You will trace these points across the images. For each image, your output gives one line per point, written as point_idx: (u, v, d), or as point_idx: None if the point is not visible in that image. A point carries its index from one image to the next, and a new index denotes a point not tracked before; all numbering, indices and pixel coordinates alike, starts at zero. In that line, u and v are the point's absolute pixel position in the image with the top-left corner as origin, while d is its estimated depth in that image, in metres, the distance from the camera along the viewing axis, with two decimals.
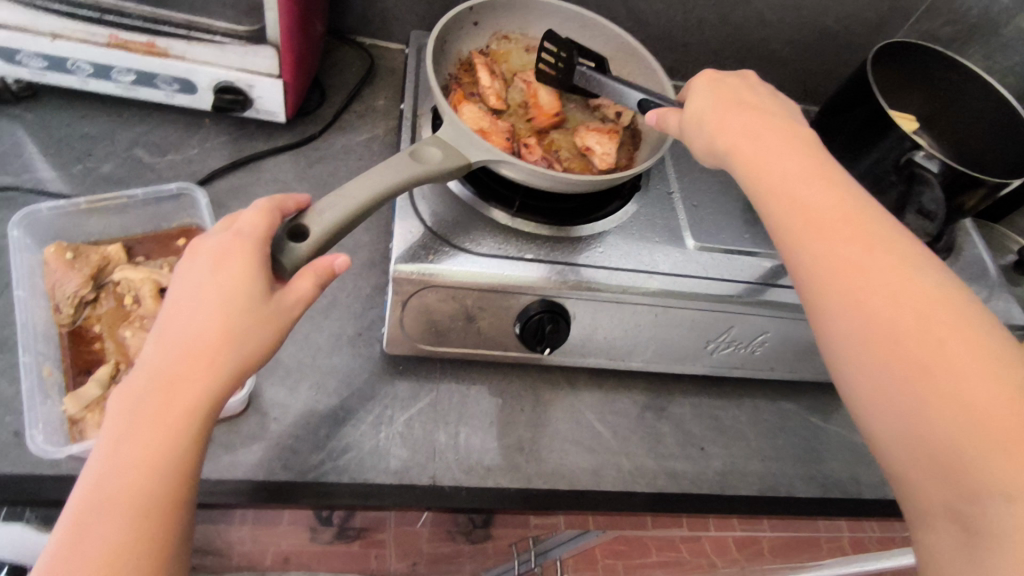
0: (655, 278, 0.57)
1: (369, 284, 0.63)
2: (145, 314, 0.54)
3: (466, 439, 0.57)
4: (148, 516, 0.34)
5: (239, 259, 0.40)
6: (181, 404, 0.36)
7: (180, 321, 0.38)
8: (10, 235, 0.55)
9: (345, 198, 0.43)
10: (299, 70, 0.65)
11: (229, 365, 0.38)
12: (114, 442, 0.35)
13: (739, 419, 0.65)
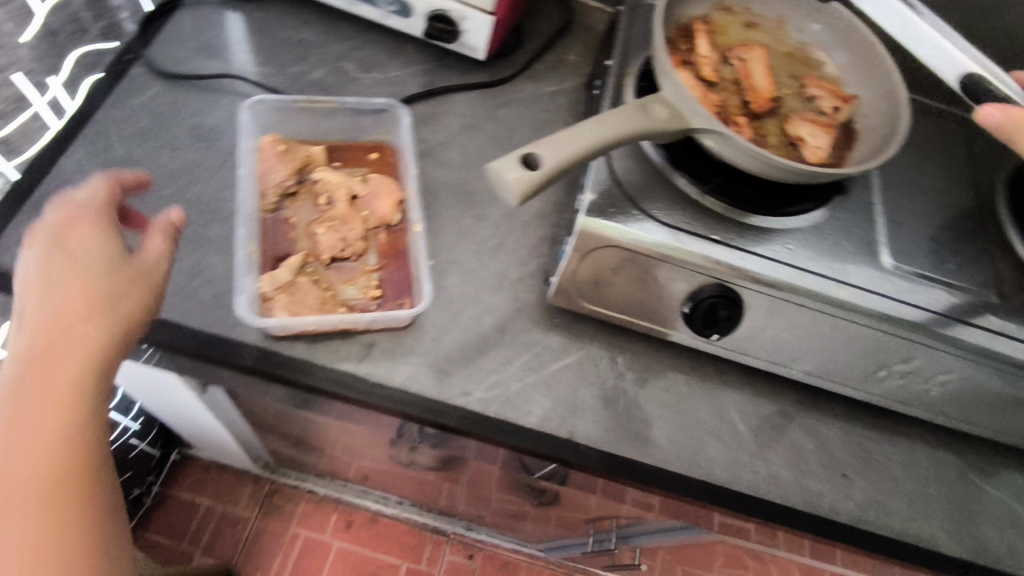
0: (844, 288, 0.54)
1: (537, 232, 0.63)
2: (335, 217, 0.59)
3: (607, 405, 0.57)
4: (55, 489, 0.42)
5: (101, 289, 0.44)
6: (59, 380, 0.42)
7: (56, 339, 0.43)
8: (240, 117, 0.61)
9: (577, 136, 0.43)
10: (510, 9, 0.65)
11: (98, 341, 0.44)
12: (18, 419, 0.42)
13: (890, 455, 0.60)
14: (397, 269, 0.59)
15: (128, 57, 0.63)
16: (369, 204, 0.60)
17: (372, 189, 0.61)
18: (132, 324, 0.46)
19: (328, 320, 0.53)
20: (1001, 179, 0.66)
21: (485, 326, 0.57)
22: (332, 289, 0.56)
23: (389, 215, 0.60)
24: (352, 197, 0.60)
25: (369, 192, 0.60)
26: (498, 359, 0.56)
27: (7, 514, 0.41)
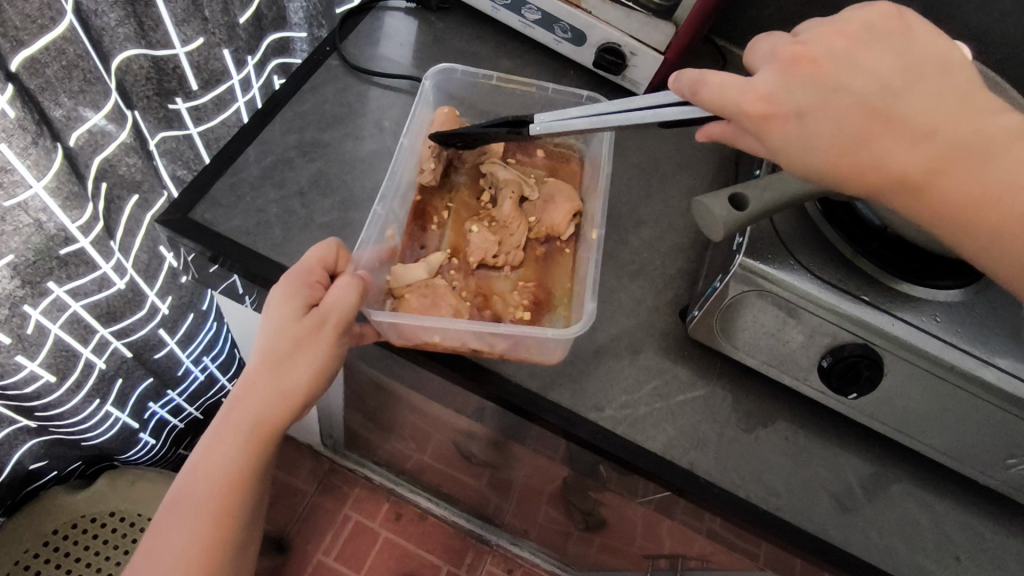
0: (989, 369, 0.53)
1: (675, 266, 0.66)
2: (501, 218, 0.62)
3: (729, 442, 0.58)
4: (249, 460, 0.50)
5: (311, 333, 0.48)
6: (273, 386, 0.48)
7: (272, 359, 0.48)
8: (426, 81, 0.65)
9: (780, 183, 0.49)
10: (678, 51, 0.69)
11: (297, 368, 0.49)
12: (236, 409, 0.49)
13: (1006, 545, 0.59)
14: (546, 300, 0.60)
15: (325, 49, 0.69)
16: (543, 211, 0.63)
17: (553, 192, 0.64)
18: (307, 384, 0.49)
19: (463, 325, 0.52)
20: None
21: (621, 345, 0.60)
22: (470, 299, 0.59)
23: (561, 226, 0.62)
24: (520, 199, 0.64)
25: (543, 196, 0.64)
26: (630, 380, 0.59)
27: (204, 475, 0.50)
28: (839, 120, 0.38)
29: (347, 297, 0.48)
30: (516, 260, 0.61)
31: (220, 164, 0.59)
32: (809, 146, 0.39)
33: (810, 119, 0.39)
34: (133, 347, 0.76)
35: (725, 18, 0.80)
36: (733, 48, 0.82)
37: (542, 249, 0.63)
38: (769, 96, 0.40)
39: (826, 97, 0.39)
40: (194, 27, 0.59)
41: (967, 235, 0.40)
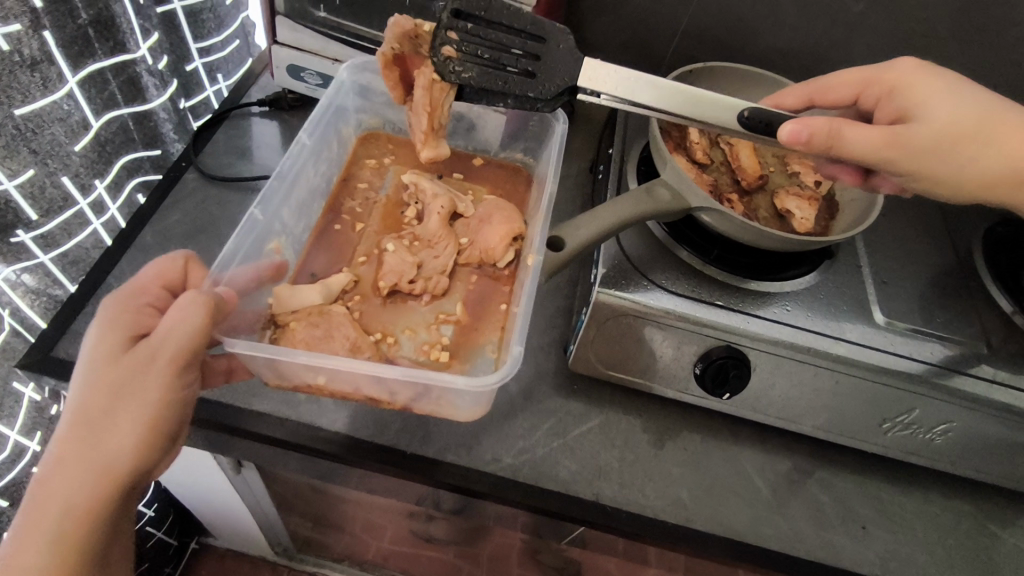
0: (842, 344, 0.58)
1: (554, 306, 0.69)
2: (426, 237, 0.67)
3: (630, 464, 0.60)
4: (68, 543, 0.42)
5: (136, 369, 0.43)
6: (95, 444, 0.42)
7: (89, 408, 0.43)
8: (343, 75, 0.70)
9: (594, 219, 0.53)
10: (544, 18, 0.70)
11: (122, 413, 0.43)
12: (44, 480, 0.42)
13: (906, 506, 0.63)
14: (470, 331, 0.62)
15: (181, 164, 0.71)
16: (478, 233, 0.67)
17: (489, 216, 0.68)
18: (137, 434, 0.43)
19: (326, 364, 0.49)
20: (976, 242, 0.73)
21: (511, 394, 0.62)
22: (366, 322, 0.62)
23: (497, 253, 0.65)
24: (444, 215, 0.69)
25: (481, 217, 0.68)
26: (525, 425, 0.60)
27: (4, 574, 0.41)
28: (963, 102, 0.54)
29: (184, 320, 0.45)
30: (435, 287, 0.64)
31: (82, 295, 0.59)
32: (933, 109, 0.54)
33: (938, 96, 0.55)
34: (8, 496, 0.75)
35: None
36: None
37: (476, 275, 0.67)
38: (901, 80, 0.57)
39: (941, 87, 0.56)
40: (21, 159, 0.63)
41: None
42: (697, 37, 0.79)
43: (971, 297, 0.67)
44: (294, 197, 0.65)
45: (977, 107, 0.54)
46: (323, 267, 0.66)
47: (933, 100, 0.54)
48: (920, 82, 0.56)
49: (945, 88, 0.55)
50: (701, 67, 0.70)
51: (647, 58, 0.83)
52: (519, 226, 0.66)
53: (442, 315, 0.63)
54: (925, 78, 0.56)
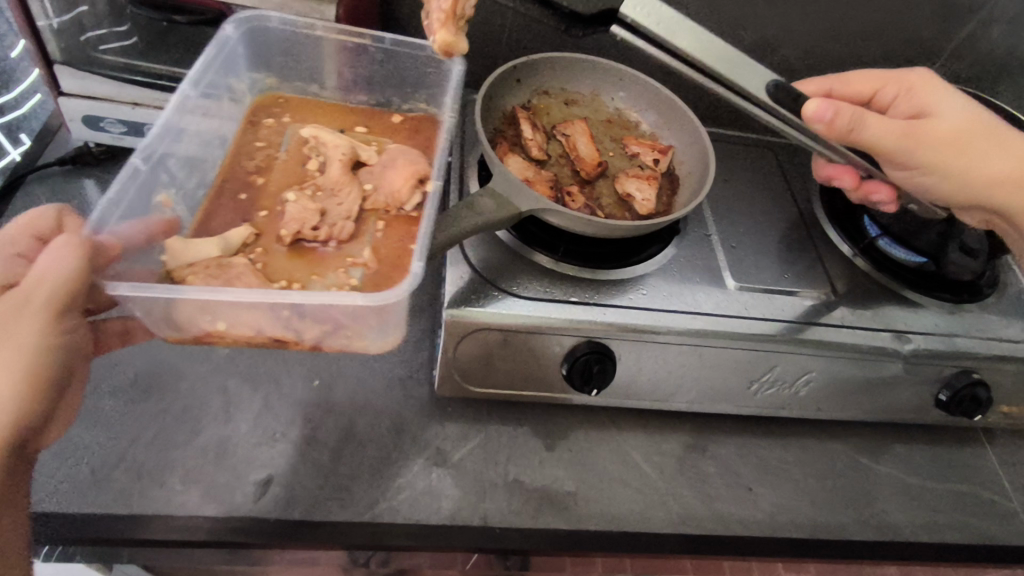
0: (697, 318, 0.59)
1: (418, 328, 0.66)
2: (322, 185, 0.60)
3: (515, 477, 0.58)
4: None
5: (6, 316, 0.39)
6: None
7: None
8: (232, 26, 0.61)
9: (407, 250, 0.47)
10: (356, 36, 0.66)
11: None
12: None
13: (786, 459, 0.66)
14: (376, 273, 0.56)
15: None
16: (380, 179, 0.61)
17: (393, 159, 0.62)
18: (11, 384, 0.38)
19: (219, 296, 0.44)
20: (813, 192, 0.77)
21: (383, 433, 0.58)
22: (273, 274, 0.55)
23: (403, 194, 0.60)
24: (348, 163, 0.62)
25: (382, 163, 0.62)
26: (401, 462, 0.57)
27: None
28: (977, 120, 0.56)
29: (57, 262, 0.40)
30: (342, 232, 0.58)
31: None
32: (955, 119, 0.57)
33: (964, 110, 0.57)
34: None
35: None
36: None
37: (384, 225, 0.60)
38: (930, 86, 0.59)
39: (959, 101, 0.58)
40: None
41: None
42: (525, 28, 0.77)
43: (813, 242, 0.71)
44: (183, 149, 0.58)
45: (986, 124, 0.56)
46: (222, 226, 0.58)
47: (957, 117, 0.57)
48: (949, 96, 0.59)
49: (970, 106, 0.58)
50: (524, 60, 0.66)
51: (481, 57, 0.80)
52: (425, 166, 0.61)
53: (349, 260, 0.57)
54: (947, 93, 0.59)
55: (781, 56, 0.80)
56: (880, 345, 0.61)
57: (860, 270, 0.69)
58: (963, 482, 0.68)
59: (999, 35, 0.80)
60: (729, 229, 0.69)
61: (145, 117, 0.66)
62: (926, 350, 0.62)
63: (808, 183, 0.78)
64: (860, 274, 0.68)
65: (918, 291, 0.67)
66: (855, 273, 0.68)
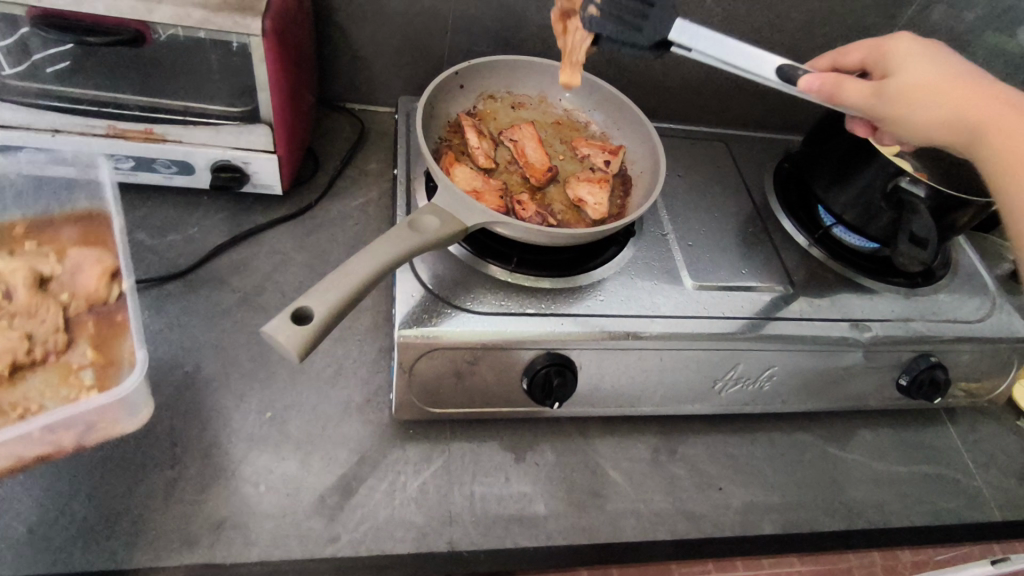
0: (657, 322, 0.58)
1: (374, 348, 0.64)
2: (17, 312, 0.51)
3: (482, 496, 0.57)
4: None
5: None
6: None
7: None
8: None
9: (347, 277, 0.45)
10: (288, 53, 0.61)
11: None
12: None
13: (754, 455, 0.65)
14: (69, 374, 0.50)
15: None
16: (72, 285, 0.53)
17: (79, 259, 0.54)
18: None
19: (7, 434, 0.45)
20: (768, 183, 0.76)
21: (341, 462, 0.56)
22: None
23: (99, 290, 0.53)
24: (38, 278, 0.53)
25: (70, 269, 0.54)
26: (362, 491, 0.55)
27: None
28: (959, 87, 0.50)
29: None
30: (56, 344, 0.51)
31: None
32: (924, 77, 0.51)
33: (947, 73, 0.50)
34: None
35: (344, 85, 0.80)
36: (366, 107, 0.83)
37: (92, 319, 0.53)
38: (933, 49, 0.53)
39: (965, 67, 0.51)
40: None
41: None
42: (468, 29, 0.75)
43: (770, 234, 0.71)
44: None
45: (976, 94, 0.49)
46: None
47: (915, 85, 0.50)
48: (941, 58, 0.52)
49: (977, 78, 0.50)
50: (466, 65, 0.65)
51: (425, 61, 0.78)
52: (116, 260, 0.55)
53: (72, 367, 0.50)
54: (948, 58, 0.52)
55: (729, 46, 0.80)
56: (839, 336, 0.61)
57: (816, 260, 0.69)
58: (928, 463, 0.69)
59: (940, 15, 0.81)
60: (685, 226, 0.69)
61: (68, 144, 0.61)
62: (884, 337, 0.62)
63: (763, 173, 0.78)
64: (817, 264, 0.68)
65: (872, 277, 0.68)
66: (811, 263, 0.68)
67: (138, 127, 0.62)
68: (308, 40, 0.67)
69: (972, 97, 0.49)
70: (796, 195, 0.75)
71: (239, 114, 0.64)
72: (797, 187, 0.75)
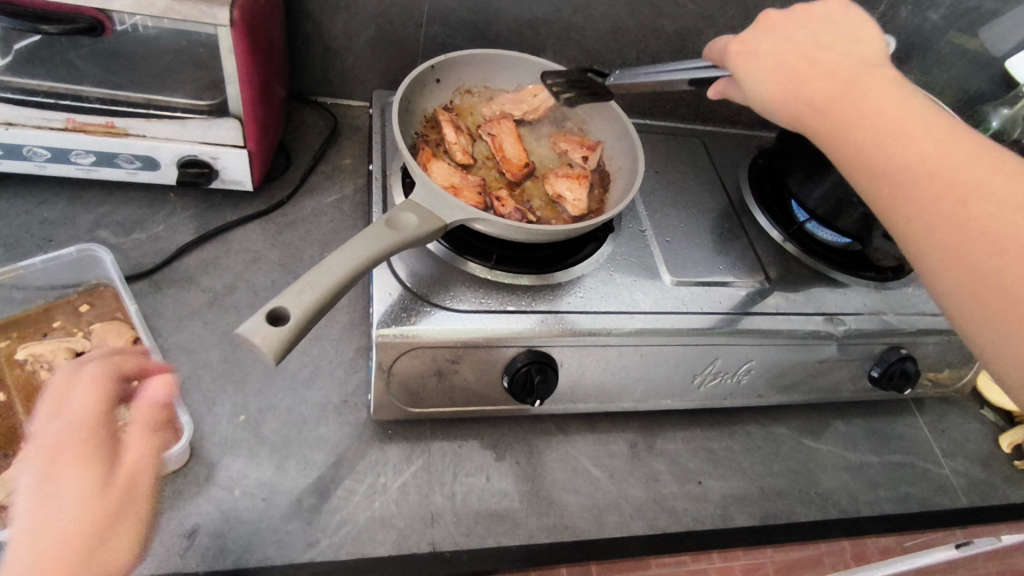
0: (637, 317, 0.58)
1: (350, 347, 0.62)
2: None
3: (463, 496, 0.56)
4: None
5: None
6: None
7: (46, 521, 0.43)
8: None
9: (324, 275, 0.44)
10: (258, 44, 0.59)
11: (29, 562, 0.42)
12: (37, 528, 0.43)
13: (733, 448, 0.66)
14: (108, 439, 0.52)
15: None
16: (99, 354, 0.55)
17: (104, 333, 0.56)
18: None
19: None
20: (743, 178, 0.77)
21: (319, 465, 0.55)
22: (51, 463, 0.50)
23: None
24: (74, 355, 0.55)
25: (96, 343, 0.55)
26: (339, 494, 0.54)
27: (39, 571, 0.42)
28: (813, 88, 0.44)
29: None
30: None
31: None
32: (775, 86, 0.45)
33: (799, 78, 0.44)
34: None
35: (316, 79, 0.78)
36: (338, 101, 0.81)
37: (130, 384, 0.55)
38: (790, 43, 0.46)
39: (800, 70, 0.45)
40: None
41: (950, 265, 0.38)
42: (443, 22, 0.73)
43: (747, 228, 0.72)
44: None
45: (846, 98, 0.43)
46: None
47: (789, 90, 0.45)
48: (806, 52, 0.45)
49: (833, 79, 0.43)
50: (443, 59, 0.64)
51: (399, 55, 0.76)
52: (136, 327, 0.57)
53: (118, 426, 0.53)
54: (815, 53, 0.45)
55: (702, 42, 0.80)
56: (814, 329, 0.62)
57: (790, 255, 0.70)
58: (899, 453, 0.70)
59: (906, 14, 0.83)
60: (664, 222, 0.69)
61: (25, 138, 0.59)
62: (856, 331, 0.63)
63: (739, 167, 0.79)
64: (791, 259, 0.69)
65: (846, 272, 0.69)
66: (786, 258, 0.69)
67: (98, 120, 0.59)
68: (278, 30, 0.65)
69: (803, 86, 0.44)
70: (771, 189, 0.76)
71: (206, 108, 0.61)
72: (773, 182, 0.76)
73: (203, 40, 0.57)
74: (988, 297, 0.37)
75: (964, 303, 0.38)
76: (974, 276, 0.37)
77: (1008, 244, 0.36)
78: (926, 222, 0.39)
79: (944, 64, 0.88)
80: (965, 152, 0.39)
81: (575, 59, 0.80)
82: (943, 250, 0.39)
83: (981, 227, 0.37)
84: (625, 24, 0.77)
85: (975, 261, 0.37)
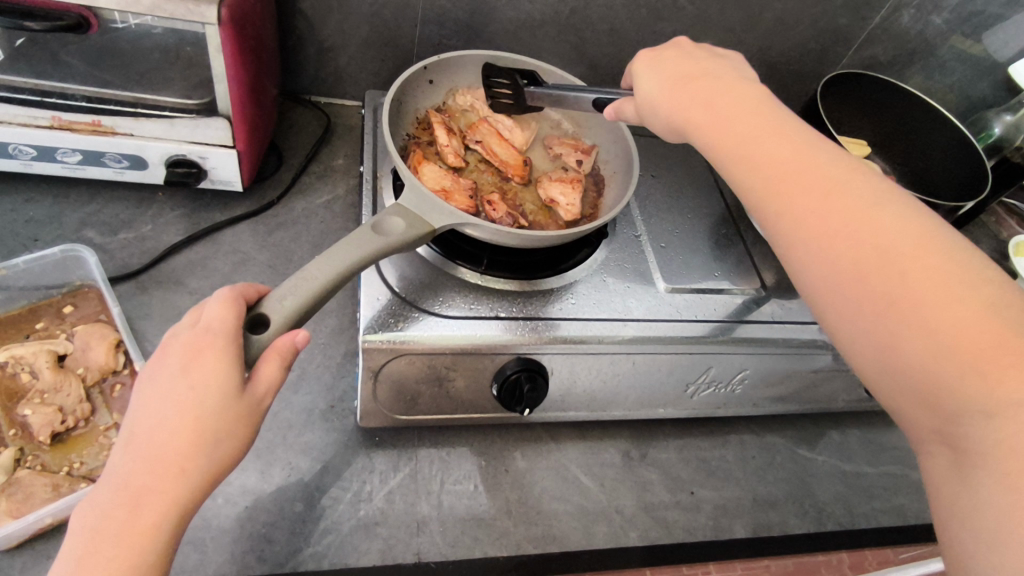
0: (629, 325, 0.57)
1: (339, 352, 0.61)
2: (43, 389, 0.52)
3: (451, 505, 0.55)
4: None
5: None
6: (149, 519, 0.35)
7: (147, 428, 0.37)
8: None
9: (305, 281, 0.43)
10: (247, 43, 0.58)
11: (196, 475, 0.36)
12: (131, 441, 0.37)
13: (725, 458, 0.65)
14: (89, 444, 0.51)
15: None
16: (83, 358, 0.54)
17: (87, 334, 0.55)
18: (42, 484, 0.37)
19: (61, 506, 0.46)
20: (741, 182, 0.76)
21: (303, 471, 0.54)
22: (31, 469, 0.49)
23: (109, 362, 0.54)
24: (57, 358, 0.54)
25: (79, 346, 0.54)
26: (324, 502, 0.53)
27: (142, 488, 0.35)
28: (692, 96, 0.46)
29: None
30: (83, 415, 0.52)
31: None
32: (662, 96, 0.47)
33: (685, 87, 0.46)
34: None
35: (309, 77, 0.77)
36: (331, 101, 0.80)
37: (112, 387, 0.54)
38: (681, 62, 0.49)
39: (685, 82, 0.47)
40: None
41: (811, 263, 0.38)
42: (438, 22, 0.72)
43: (742, 232, 0.71)
44: None
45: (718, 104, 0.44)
46: None
47: (671, 98, 0.47)
48: (693, 67, 0.48)
49: (710, 89, 0.46)
50: (436, 60, 0.63)
51: (393, 54, 0.75)
52: (120, 329, 0.56)
53: (100, 430, 0.52)
54: (698, 69, 0.48)
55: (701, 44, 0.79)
56: (811, 338, 0.61)
57: None
58: (895, 464, 0.69)
59: (908, 18, 0.82)
60: (659, 226, 0.68)
61: (9, 136, 0.58)
62: None
63: None
64: None
65: None
66: (782, 265, 0.68)
67: (85, 119, 0.58)
68: (269, 28, 0.64)
69: (684, 87, 0.46)
70: None
71: (195, 107, 0.60)
72: None
73: (191, 38, 0.56)
74: (849, 293, 0.37)
75: (829, 301, 0.38)
76: (836, 273, 0.37)
77: (862, 243, 0.36)
78: (789, 219, 0.39)
79: (946, 69, 0.87)
80: (823, 160, 0.40)
81: (571, 60, 0.79)
82: (807, 246, 0.39)
83: (836, 218, 0.38)
84: (623, 26, 0.76)
85: (836, 256, 0.37)
